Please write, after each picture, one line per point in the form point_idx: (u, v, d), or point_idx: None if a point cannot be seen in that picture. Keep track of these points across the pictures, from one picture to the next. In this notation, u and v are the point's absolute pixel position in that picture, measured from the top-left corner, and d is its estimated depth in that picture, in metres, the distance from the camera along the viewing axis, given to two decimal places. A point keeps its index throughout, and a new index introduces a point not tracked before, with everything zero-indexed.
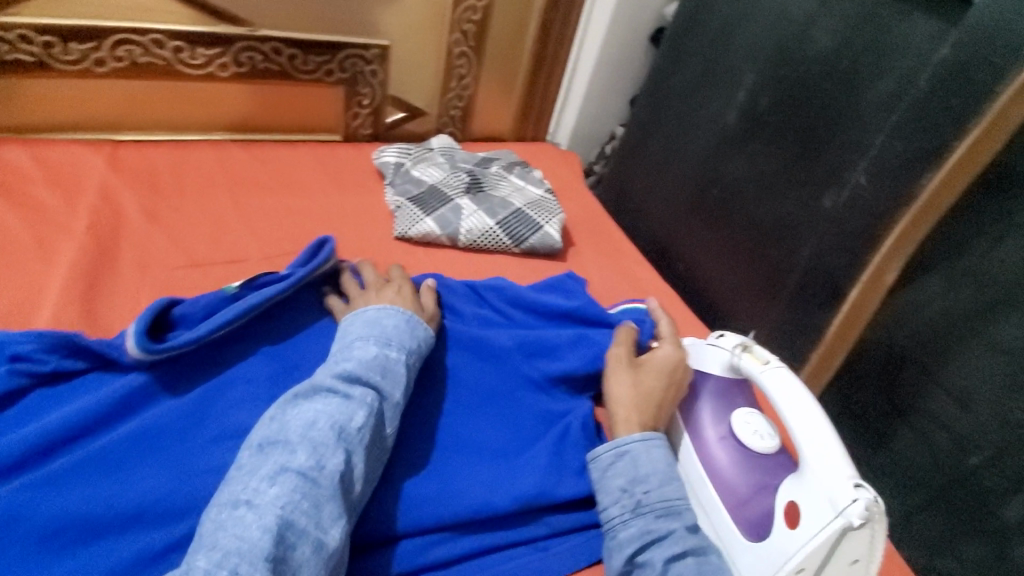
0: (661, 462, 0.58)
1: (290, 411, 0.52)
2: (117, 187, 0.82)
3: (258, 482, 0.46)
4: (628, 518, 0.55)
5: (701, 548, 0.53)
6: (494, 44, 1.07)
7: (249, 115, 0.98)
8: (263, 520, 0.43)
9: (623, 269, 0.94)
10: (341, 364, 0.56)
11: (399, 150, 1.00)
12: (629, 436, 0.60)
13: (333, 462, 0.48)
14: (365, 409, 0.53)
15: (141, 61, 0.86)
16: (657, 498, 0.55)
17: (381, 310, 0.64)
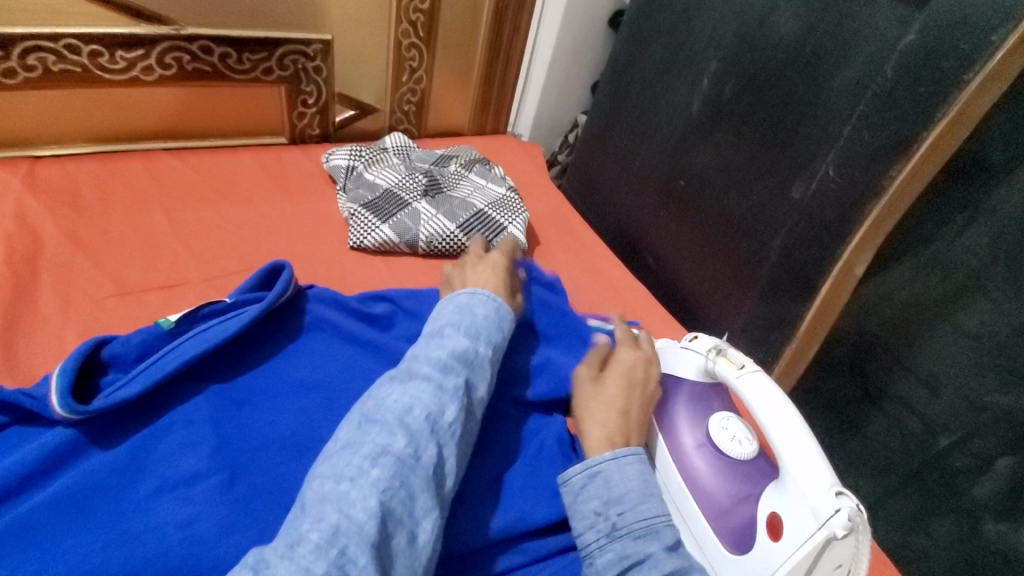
0: (635, 479, 0.55)
1: (385, 390, 0.48)
2: (35, 210, 0.74)
3: (359, 461, 0.42)
4: (604, 544, 0.52)
5: (685, 569, 0.50)
6: (446, 33, 1.01)
7: (183, 121, 0.90)
8: (364, 504, 0.40)
9: (592, 266, 0.91)
10: (438, 349, 0.53)
11: (350, 151, 0.94)
12: (601, 456, 0.57)
13: (428, 454, 0.45)
14: (457, 402, 0.49)
15: (55, 69, 0.78)
16: (634, 519, 0.52)
17: (472, 296, 0.61)
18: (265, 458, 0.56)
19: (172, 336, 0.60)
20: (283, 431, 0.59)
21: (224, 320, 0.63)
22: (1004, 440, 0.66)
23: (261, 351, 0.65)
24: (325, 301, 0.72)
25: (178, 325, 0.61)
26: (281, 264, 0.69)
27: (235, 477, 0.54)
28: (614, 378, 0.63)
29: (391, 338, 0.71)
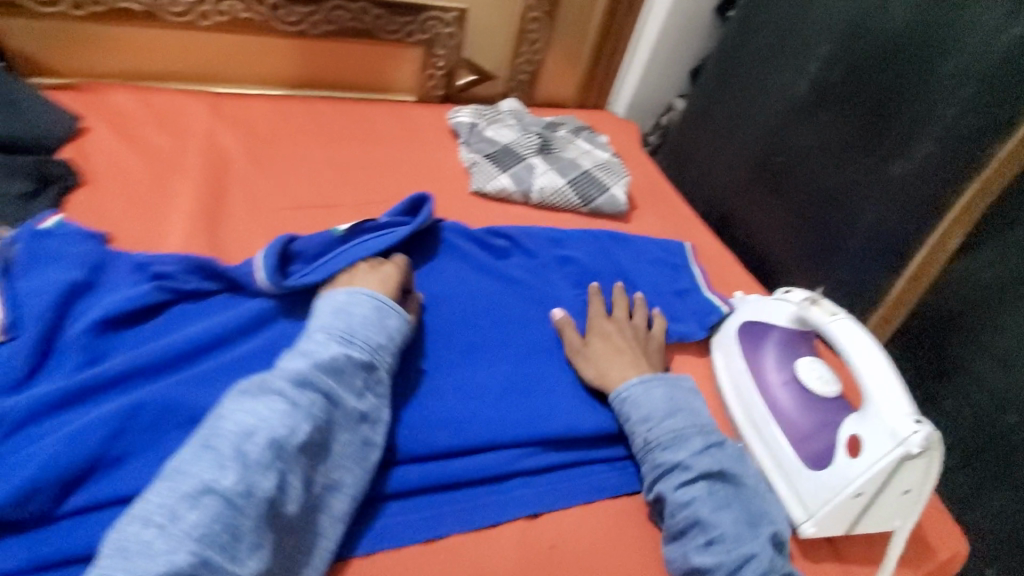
0: (660, 400, 0.65)
1: (226, 412, 0.50)
2: (221, 134, 0.89)
3: (176, 502, 0.44)
4: (642, 455, 0.63)
5: (712, 471, 0.60)
6: (566, 11, 1.10)
7: (332, 72, 1.03)
8: (174, 555, 0.41)
9: (683, 231, 0.99)
10: (296, 364, 0.54)
11: (473, 112, 1.05)
12: (624, 385, 0.67)
13: (263, 486, 0.46)
14: (309, 421, 0.51)
15: (242, 16, 0.92)
16: (662, 434, 0.63)
17: (351, 297, 0.61)
18: (411, 347, 0.68)
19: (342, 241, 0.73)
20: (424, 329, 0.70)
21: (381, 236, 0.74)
22: None
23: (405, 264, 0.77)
24: (455, 233, 0.83)
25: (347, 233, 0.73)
26: (426, 199, 0.80)
27: None
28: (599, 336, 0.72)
29: (509, 269, 0.81)
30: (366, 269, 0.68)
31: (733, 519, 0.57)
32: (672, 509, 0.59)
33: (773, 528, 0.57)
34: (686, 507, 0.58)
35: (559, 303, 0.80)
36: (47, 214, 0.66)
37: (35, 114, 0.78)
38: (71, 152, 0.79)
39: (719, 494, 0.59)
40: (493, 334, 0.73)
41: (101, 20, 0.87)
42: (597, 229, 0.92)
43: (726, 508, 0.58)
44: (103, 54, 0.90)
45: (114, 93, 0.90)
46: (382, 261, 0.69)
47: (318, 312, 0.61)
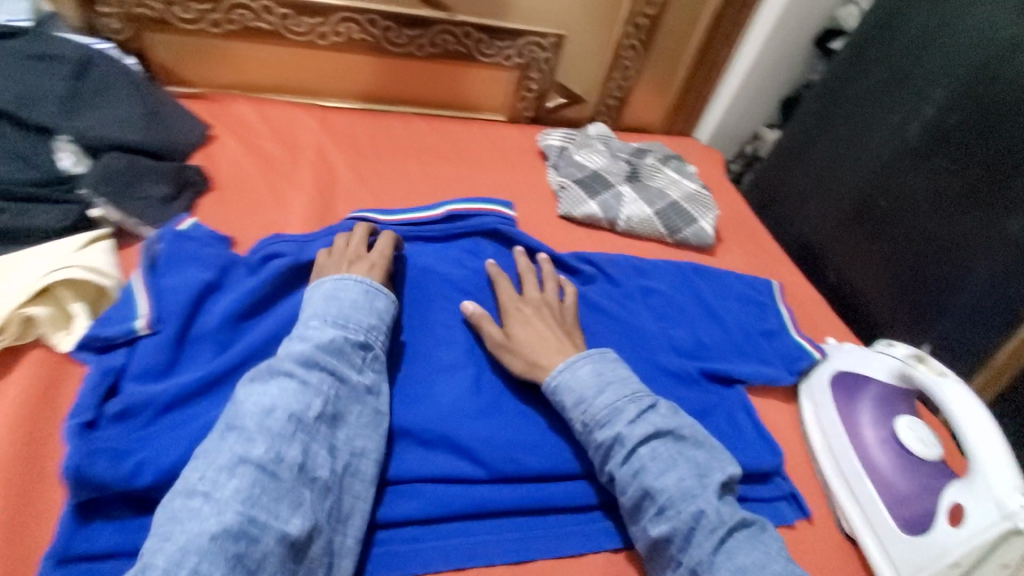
0: (587, 377, 0.62)
1: (244, 394, 0.52)
2: (329, 148, 0.95)
3: (215, 474, 0.46)
4: (585, 438, 0.60)
5: (649, 437, 0.58)
6: (662, 40, 1.11)
7: (430, 91, 1.08)
8: (221, 517, 0.44)
9: (772, 269, 0.97)
10: (302, 345, 0.56)
11: (563, 135, 1.06)
12: (551, 373, 0.63)
13: (291, 455, 0.48)
14: (322, 397, 0.53)
15: (355, 37, 0.97)
16: (597, 411, 0.59)
17: (340, 283, 0.63)
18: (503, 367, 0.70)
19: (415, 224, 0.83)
20: None
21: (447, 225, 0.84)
22: None
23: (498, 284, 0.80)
24: (544, 257, 0.85)
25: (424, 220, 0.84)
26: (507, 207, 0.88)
27: (480, 377, 0.68)
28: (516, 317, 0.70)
29: (597, 297, 0.82)
30: (350, 258, 0.68)
31: (679, 478, 0.56)
32: (623, 485, 0.57)
33: (720, 476, 0.57)
34: (635, 478, 0.56)
35: (645, 335, 0.79)
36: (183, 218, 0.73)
37: (175, 122, 0.86)
38: (201, 159, 0.86)
39: (661, 457, 0.57)
40: None
41: (231, 37, 0.94)
42: (683, 261, 0.92)
43: (671, 469, 0.56)
44: (228, 68, 0.98)
45: (236, 105, 0.98)
46: (360, 250, 0.70)
47: (310, 298, 0.62)
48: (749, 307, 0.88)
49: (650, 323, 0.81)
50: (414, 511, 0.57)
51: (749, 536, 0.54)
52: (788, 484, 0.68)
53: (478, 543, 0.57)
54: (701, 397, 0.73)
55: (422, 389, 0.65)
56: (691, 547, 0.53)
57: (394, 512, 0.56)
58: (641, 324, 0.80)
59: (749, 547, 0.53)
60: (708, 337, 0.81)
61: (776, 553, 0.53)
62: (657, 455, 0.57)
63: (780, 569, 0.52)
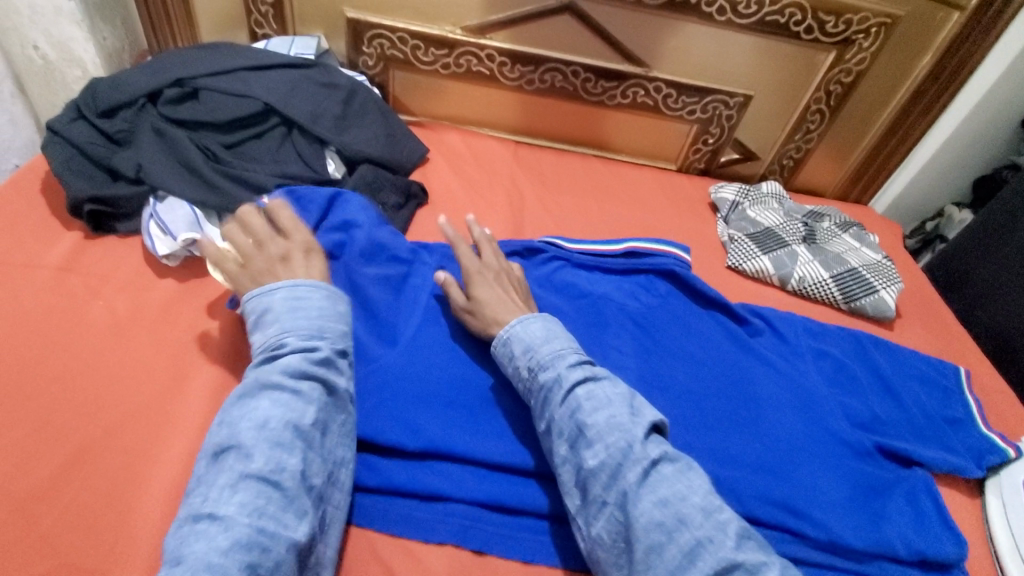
0: (537, 331, 0.64)
1: (237, 413, 0.54)
2: (520, 178, 1.07)
3: (221, 491, 0.49)
4: (532, 386, 0.61)
5: (584, 378, 0.58)
6: (853, 107, 1.10)
7: (610, 136, 1.17)
8: (231, 532, 0.46)
9: (956, 352, 0.91)
10: (287, 358, 0.58)
11: (737, 189, 1.09)
12: (505, 329, 0.65)
13: (291, 463, 0.52)
14: (315, 406, 0.56)
15: (557, 85, 1.10)
16: (542, 356, 0.61)
17: (296, 290, 0.63)
18: (670, 399, 0.75)
19: (596, 253, 0.91)
20: (682, 386, 0.77)
21: (626, 261, 0.90)
22: None
23: (667, 323, 0.84)
24: (714, 304, 0.88)
25: (607, 253, 0.91)
26: (685, 250, 0.92)
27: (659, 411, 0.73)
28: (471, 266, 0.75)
29: (764, 350, 0.84)
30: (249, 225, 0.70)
31: (611, 414, 0.55)
32: (560, 426, 0.57)
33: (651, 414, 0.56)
34: (571, 416, 0.56)
35: (813, 393, 0.79)
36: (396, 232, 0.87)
37: (406, 143, 1.02)
38: (420, 177, 1.03)
39: (596, 396, 0.57)
40: (745, 408, 0.76)
41: (454, 78, 1.11)
42: (857, 330, 0.90)
43: (604, 407, 0.56)
44: (445, 102, 1.15)
45: (447, 134, 1.14)
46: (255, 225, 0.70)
47: (272, 309, 0.62)
48: (932, 388, 0.83)
49: (821, 386, 0.80)
50: None
51: (676, 469, 0.53)
52: None
53: None
54: (876, 472, 0.71)
55: None
56: (617, 479, 0.52)
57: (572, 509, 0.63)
58: (808, 382, 0.80)
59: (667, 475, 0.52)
60: (884, 409, 0.79)
61: (702, 489, 0.52)
62: (591, 394, 0.57)
63: (701, 502, 0.50)
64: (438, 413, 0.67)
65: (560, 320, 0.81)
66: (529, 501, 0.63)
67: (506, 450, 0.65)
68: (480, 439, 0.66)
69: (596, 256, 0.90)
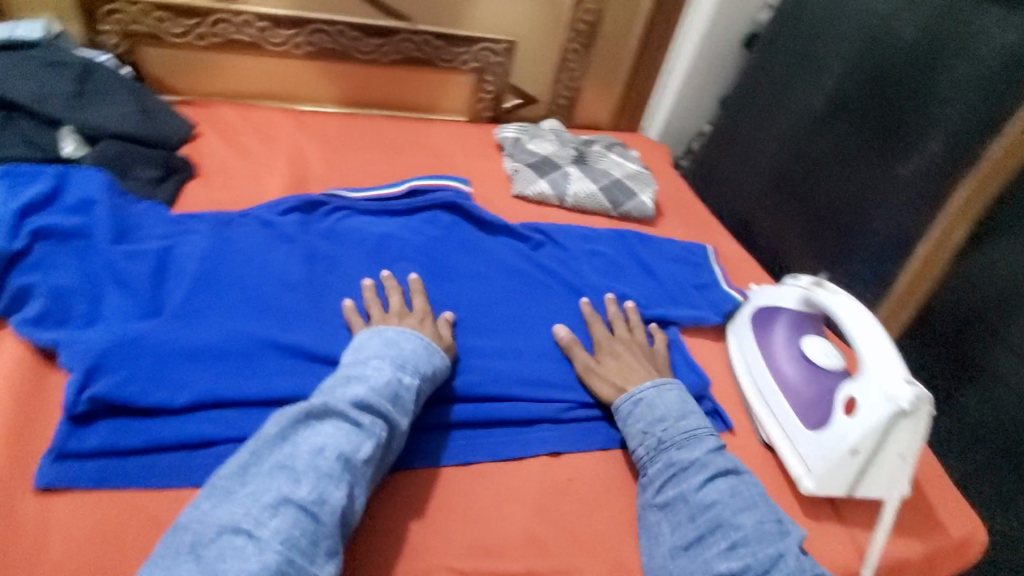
0: (673, 402, 0.70)
1: (302, 434, 0.56)
2: (303, 142, 1.06)
3: (260, 511, 0.50)
4: (654, 455, 0.67)
5: (727, 471, 0.64)
6: (602, 43, 1.24)
7: (395, 95, 1.20)
8: (262, 556, 0.47)
9: (708, 235, 1.07)
10: (356, 387, 0.60)
11: (517, 128, 1.18)
12: (631, 391, 0.72)
13: (334, 497, 0.52)
14: (371, 441, 0.57)
15: (326, 47, 1.10)
16: (674, 434, 0.67)
17: (400, 334, 0.68)
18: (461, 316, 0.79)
19: (378, 198, 0.93)
20: (470, 301, 0.81)
21: (407, 201, 0.93)
22: None
23: (454, 248, 0.88)
24: (495, 226, 0.94)
25: (390, 197, 0.93)
26: (465, 183, 0.99)
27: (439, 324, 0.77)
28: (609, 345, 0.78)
29: (543, 258, 0.92)
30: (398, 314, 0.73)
31: (753, 520, 0.60)
32: (695, 511, 0.62)
33: (799, 531, 0.60)
34: (710, 509, 0.61)
35: (584, 283, 0.89)
36: (153, 205, 0.83)
37: (165, 120, 0.96)
38: (188, 152, 0.97)
39: (740, 495, 0.62)
40: (527, 304, 0.84)
41: (214, 49, 1.06)
42: (625, 230, 1.01)
43: (748, 509, 0.61)
44: (212, 77, 1.10)
45: (221, 109, 1.09)
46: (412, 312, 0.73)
47: (369, 347, 0.65)
48: (684, 264, 0.97)
49: (591, 277, 0.90)
50: None
51: None
52: (713, 403, 0.76)
53: (426, 449, 0.66)
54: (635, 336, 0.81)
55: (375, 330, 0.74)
56: None
57: None
58: (582, 278, 0.89)
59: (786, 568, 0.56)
60: (645, 288, 0.91)
61: None
62: (738, 490, 0.62)
63: None
64: (206, 364, 0.66)
65: (343, 263, 0.82)
66: None
67: (280, 384, 0.66)
68: (250, 377, 0.66)
69: (378, 201, 0.92)
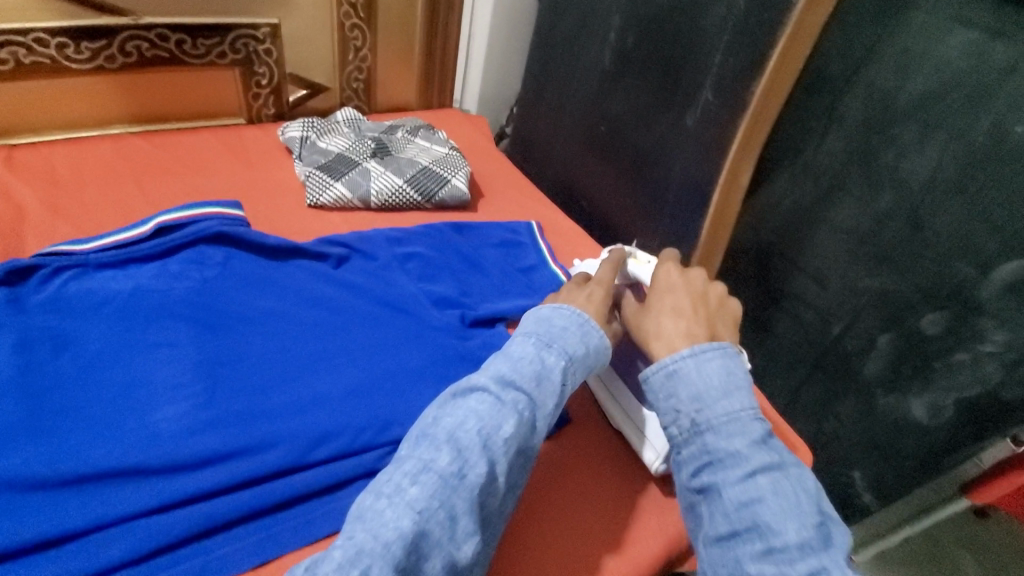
0: (715, 376, 0.52)
1: (447, 408, 0.55)
2: (15, 186, 0.83)
3: (402, 478, 0.49)
4: (688, 437, 0.51)
5: (772, 463, 0.47)
6: (385, 16, 1.11)
7: (144, 107, 0.98)
8: (398, 522, 0.45)
9: (533, 210, 1.02)
10: (499, 365, 0.58)
11: (303, 124, 1.03)
12: (672, 357, 0.54)
13: (475, 472, 0.50)
14: (515, 417, 0.54)
15: (26, 61, 0.86)
16: (715, 416, 0.50)
17: (558, 309, 0.64)
18: (240, 375, 0.65)
19: (121, 245, 0.74)
20: (258, 353, 0.68)
21: (160, 240, 0.75)
22: (878, 320, 0.78)
23: (235, 286, 0.74)
24: (284, 250, 0.80)
25: (139, 239, 0.75)
26: (237, 204, 0.83)
27: (211, 391, 0.63)
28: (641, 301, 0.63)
29: (348, 276, 0.80)
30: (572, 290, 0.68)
31: (798, 528, 0.44)
32: (727, 507, 0.47)
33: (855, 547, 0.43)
34: (746, 508, 0.46)
35: (398, 295, 0.79)
36: None
37: None
38: None
39: (786, 495, 0.46)
40: (335, 334, 0.72)
41: None
42: (441, 222, 0.93)
43: (792, 510, 0.45)
44: None
45: None
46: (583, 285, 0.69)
47: (522, 325, 0.64)
48: (510, 249, 0.91)
49: (406, 285, 0.81)
50: (123, 551, 0.51)
51: None
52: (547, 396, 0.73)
53: (207, 559, 0.53)
54: (461, 346, 0.74)
55: (119, 426, 0.58)
56: None
57: (100, 560, 0.51)
58: (396, 290, 0.80)
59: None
60: (469, 284, 0.84)
61: None
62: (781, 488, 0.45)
63: None
64: None
65: (76, 342, 0.64)
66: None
67: None
68: None
69: (120, 249, 0.74)
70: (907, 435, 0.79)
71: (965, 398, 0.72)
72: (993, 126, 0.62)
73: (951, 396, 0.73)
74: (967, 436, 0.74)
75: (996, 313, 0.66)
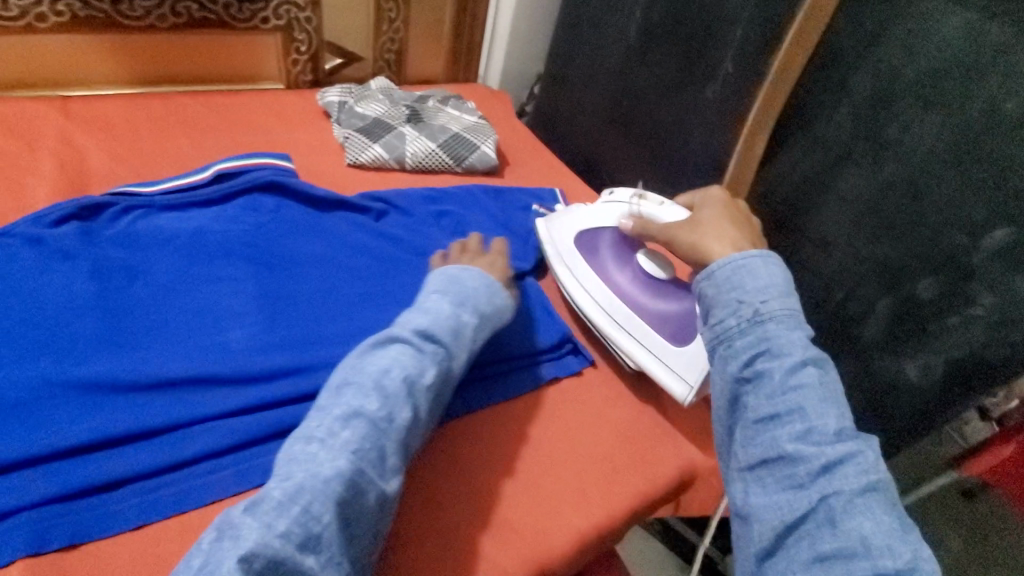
0: (778, 278, 0.52)
1: (365, 359, 0.58)
2: (75, 134, 0.88)
3: (332, 423, 0.52)
4: (746, 327, 0.50)
5: (818, 358, 0.48)
6: None
7: (190, 67, 1.04)
8: (333, 462, 0.49)
9: (556, 179, 1.08)
10: (419, 319, 0.62)
11: (341, 90, 1.08)
12: (740, 257, 0.53)
13: (401, 416, 0.54)
14: (434, 367, 0.59)
15: (81, 15, 0.90)
16: (773, 308, 0.50)
17: (463, 271, 0.69)
18: (298, 307, 0.71)
19: (180, 190, 0.80)
20: (311, 289, 0.74)
21: (218, 187, 0.81)
22: (878, 285, 0.84)
23: (288, 230, 0.80)
24: (328, 201, 0.86)
25: (196, 185, 0.81)
26: (286, 158, 0.89)
27: (273, 318, 0.69)
28: (686, 234, 0.66)
29: (388, 228, 0.86)
30: None
31: (838, 417, 0.45)
32: (772, 392, 0.46)
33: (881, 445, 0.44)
34: (793, 392, 0.46)
35: (434, 247, 0.85)
36: None
37: None
38: None
39: (829, 389, 0.46)
40: (379, 277, 0.78)
41: None
42: (472, 185, 0.99)
43: (829, 400, 0.46)
44: None
45: None
46: None
47: (432, 284, 0.68)
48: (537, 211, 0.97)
49: (442, 239, 0.87)
50: (206, 446, 0.58)
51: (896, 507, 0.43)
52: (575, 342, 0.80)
53: None
54: None
55: (193, 343, 0.64)
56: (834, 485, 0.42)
57: (186, 453, 0.57)
58: (432, 242, 0.86)
59: (863, 468, 0.43)
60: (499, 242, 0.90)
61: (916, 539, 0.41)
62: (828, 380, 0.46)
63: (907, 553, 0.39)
64: None
65: (149, 270, 0.70)
66: (122, 467, 0.55)
67: (79, 427, 0.55)
68: (40, 426, 0.55)
69: (180, 193, 0.80)
70: (901, 394, 0.84)
71: (953, 358, 0.76)
72: (987, 103, 0.69)
73: (942, 355, 0.78)
74: (953, 397, 0.78)
75: (984, 277, 0.72)
